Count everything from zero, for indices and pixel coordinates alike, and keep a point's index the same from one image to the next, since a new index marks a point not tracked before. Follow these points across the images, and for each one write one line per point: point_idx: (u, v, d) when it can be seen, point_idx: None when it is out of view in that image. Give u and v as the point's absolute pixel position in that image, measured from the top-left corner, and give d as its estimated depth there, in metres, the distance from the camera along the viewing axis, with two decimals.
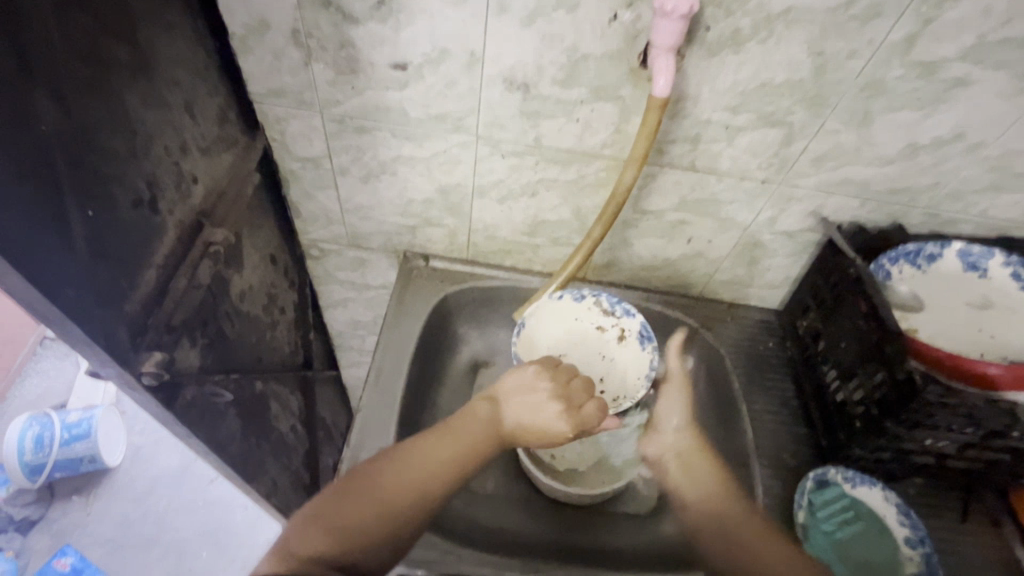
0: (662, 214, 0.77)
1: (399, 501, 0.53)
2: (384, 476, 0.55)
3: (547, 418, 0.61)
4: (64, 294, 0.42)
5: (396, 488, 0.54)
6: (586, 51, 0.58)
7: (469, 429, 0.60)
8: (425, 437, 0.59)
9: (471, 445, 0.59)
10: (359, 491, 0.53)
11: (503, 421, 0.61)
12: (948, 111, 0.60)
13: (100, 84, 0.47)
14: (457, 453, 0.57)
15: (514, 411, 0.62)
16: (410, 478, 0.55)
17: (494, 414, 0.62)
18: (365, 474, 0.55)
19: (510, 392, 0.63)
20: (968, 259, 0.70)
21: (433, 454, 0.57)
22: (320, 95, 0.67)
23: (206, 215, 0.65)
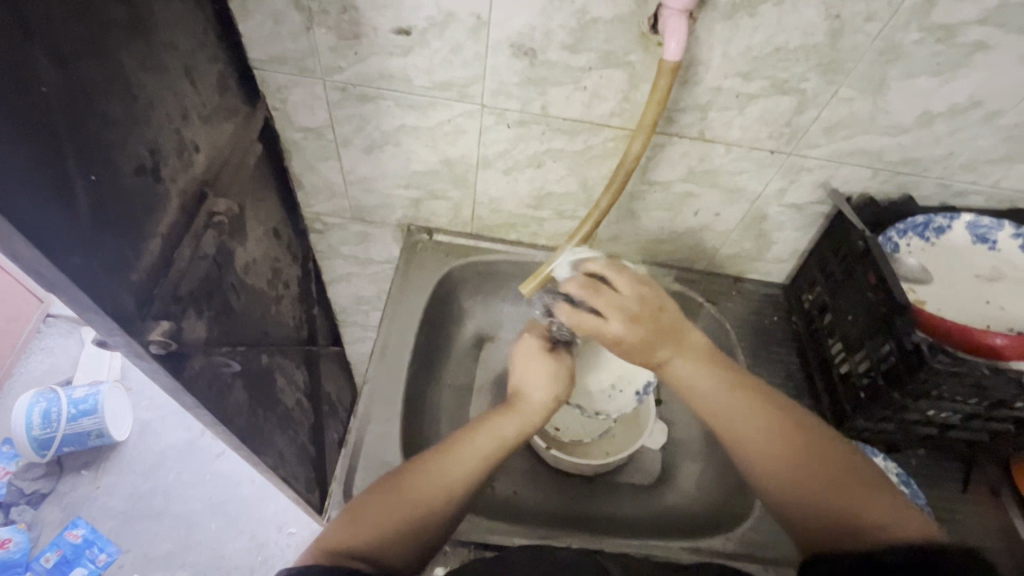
0: (669, 185, 0.75)
1: (432, 509, 0.53)
2: (412, 483, 0.54)
3: (546, 388, 0.64)
4: (71, 261, 0.42)
5: (429, 495, 0.53)
6: (596, 14, 0.57)
7: (495, 436, 0.59)
8: (455, 440, 0.58)
9: (498, 449, 0.58)
10: (395, 498, 0.52)
11: (534, 420, 0.63)
12: (965, 77, 0.59)
13: (97, 47, 0.45)
14: (485, 457, 0.57)
15: (531, 388, 0.64)
16: (440, 484, 0.54)
17: (523, 412, 0.62)
18: (396, 480, 0.54)
19: (539, 377, 0.65)
20: (978, 232, 0.70)
21: (462, 462, 0.56)
22: (322, 62, 0.65)
23: (209, 184, 0.64)
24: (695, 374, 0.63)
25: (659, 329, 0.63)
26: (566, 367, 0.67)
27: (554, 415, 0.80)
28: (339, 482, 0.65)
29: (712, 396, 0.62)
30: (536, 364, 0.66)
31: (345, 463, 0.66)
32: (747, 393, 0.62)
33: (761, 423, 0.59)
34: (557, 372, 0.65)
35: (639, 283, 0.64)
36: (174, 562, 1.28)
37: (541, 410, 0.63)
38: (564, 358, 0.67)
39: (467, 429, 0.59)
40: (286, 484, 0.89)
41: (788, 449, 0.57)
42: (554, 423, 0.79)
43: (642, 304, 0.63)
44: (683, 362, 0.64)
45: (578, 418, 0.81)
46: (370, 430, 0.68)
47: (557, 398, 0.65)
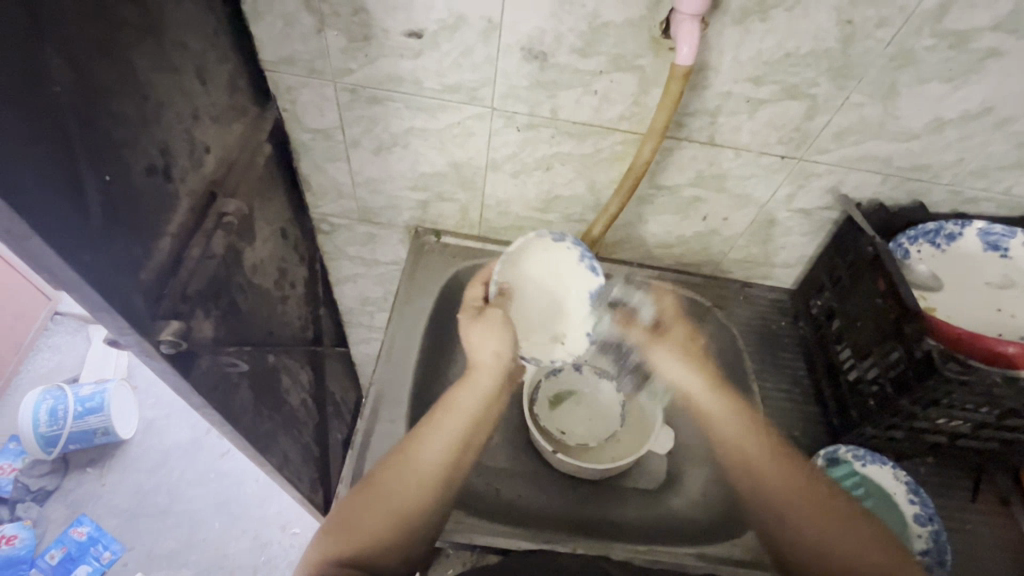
0: (677, 189, 0.75)
1: (412, 505, 0.54)
2: (387, 481, 0.55)
3: (492, 348, 0.65)
4: (83, 260, 0.42)
5: (406, 492, 0.54)
6: (607, 18, 0.57)
7: (458, 412, 0.61)
8: (417, 430, 0.59)
9: (463, 429, 0.60)
10: (374, 503, 0.53)
11: (488, 390, 0.64)
12: (978, 83, 0.58)
13: (111, 48, 0.46)
14: (453, 440, 0.59)
15: (478, 349, 0.65)
16: (414, 479, 0.55)
17: (480, 386, 0.64)
18: (370, 483, 0.55)
19: (483, 346, 0.65)
20: (990, 239, 0.69)
21: (430, 450, 0.57)
22: (332, 64, 0.66)
23: (218, 184, 0.64)
24: (723, 420, 0.67)
25: (711, 379, 0.71)
26: (504, 326, 0.67)
27: (559, 419, 0.80)
28: (345, 483, 0.65)
29: (743, 437, 0.64)
30: (476, 329, 0.66)
31: (352, 465, 0.66)
32: (782, 456, 0.62)
33: (779, 466, 0.61)
34: (497, 333, 0.66)
35: (693, 347, 0.75)
36: (177, 561, 1.28)
37: (495, 381, 0.64)
38: (496, 313, 0.67)
39: (428, 418, 0.60)
40: (290, 484, 0.89)
41: (806, 491, 0.58)
42: (559, 427, 0.79)
43: (689, 358, 0.74)
44: (727, 406, 0.68)
45: (584, 421, 0.80)
46: (376, 432, 0.68)
47: (500, 353, 0.65)
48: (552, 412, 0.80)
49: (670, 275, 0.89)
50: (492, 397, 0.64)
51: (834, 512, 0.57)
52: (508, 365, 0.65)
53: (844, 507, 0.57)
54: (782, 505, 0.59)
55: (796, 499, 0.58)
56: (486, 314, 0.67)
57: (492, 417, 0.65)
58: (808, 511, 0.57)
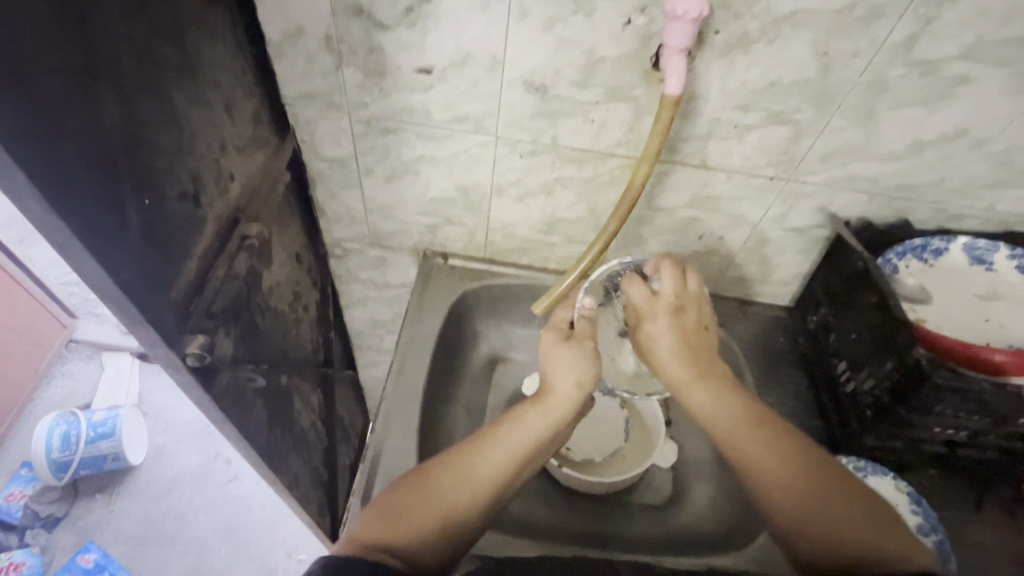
0: (674, 210, 0.79)
1: (462, 510, 0.54)
2: (442, 480, 0.55)
3: (582, 376, 0.64)
4: (122, 276, 0.46)
5: (459, 497, 0.54)
6: (602, 54, 0.62)
7: (523, 430, 0.60)
8: (484, 440, 0.59)
9: (526, 451, 0.59)
10: (427, 500, 0.53)
11: (561, 417, 0.63)
12: (951, 107, 0.62)
13: (153, 86, 0.51)
14: (512, 461, 0.58)
15: (559, 375, 0.64)
16: (470, 487, 0.55)
17: (550, 411, 0.62)
18: (426, 478, 0.55)
19: (563, 372, 0.64)
20: (975, 253, 0.72)
21: (490, 463, 0.57)
22: (349, 98, 0.71)
23: (241, 210, 0.69)
24: (698, 392, 0.64)
25: (700, 368, 0.64)
26: (591, 358, 0.65)
27: (565, 435, 0.82)
28: (357, 495, 0.67)
29: (719, 420, 0.62)
30: (560, 356, 0.65)
31: (364, 477, 0.68)
32: (757, 424, 0.61)
33: (764, 439, 0.60)
34: (580, 363, 0.64)
35: (693, 329, 0.67)
36: None
37: (567, 405, 0.63)
38: (583, 343, 0.66)
39: (492, 430, 0.60)
40: (300, 504, 0.91)
41: (784, 462, 0.58)
42: (566, 442, 0.81)
43: (694, 347, 0.66)
44: (709, 394, 0.63)
45: (589, 437, 0.82)
46: (387, 446, 0.71)
47: (582, 384, 0.64)
48: None
49: None
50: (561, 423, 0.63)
51: (820, 481, 0.57)
52: (589, 395, 0.64)
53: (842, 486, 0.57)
54: (763, 471, 0.58)
55: (778, 471, 0.58)
56: (575, 337, 0.67)
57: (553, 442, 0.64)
58: (799, 485, 0.57)
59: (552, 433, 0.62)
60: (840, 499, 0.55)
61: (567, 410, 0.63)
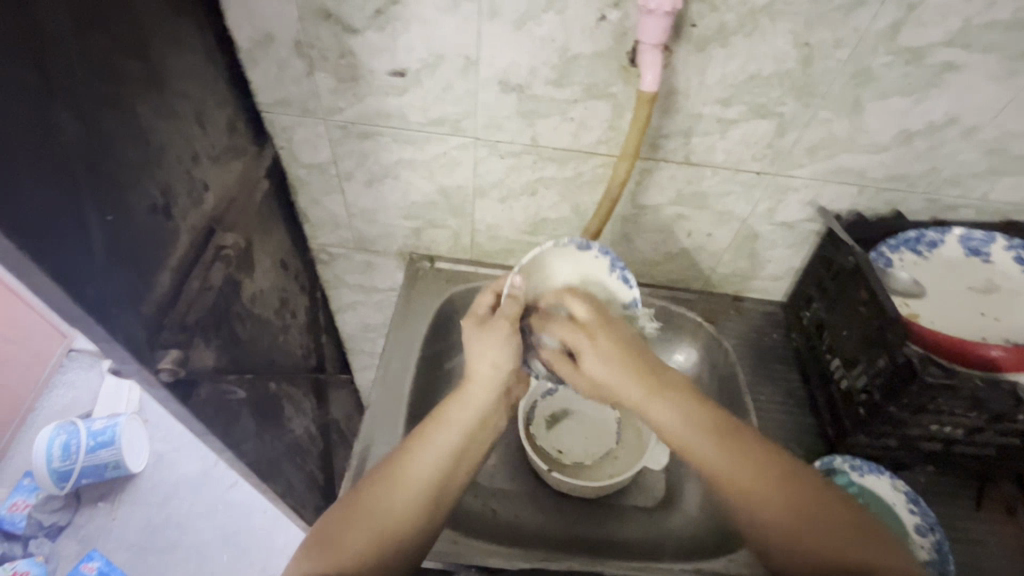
0: (660, 208, 0.78)
1: (399, 518, 0.53)
2: (374, 494, 0.54)
3: (495, 357, 0.62)
4: (86, 295, 0.45)
5: (393, 508, 0.53)
6: (577, 51, 0.60)
7: (450, 424, 0.59)
8: (411, 443, 0.58)
9: (457, 443, 0.58)
10: (360, 517, 0.52)
11: (483, 403, 0.61)
12: (939, 96, 0.60)
13: (115, 100, 0.50)
14: (444, 455, 0.57)
15: (479, 357, 0.62)
16: (403, 496, 0.54)
17: (473, 399, 0.61)
18: (358, 495, 0.54)
19: (480, 356, 0.62)
20: (970, 245, 0.70)
21: (421, 465, 0.56)
22: (323, 103, 0.70)
23: (218, 220, 0.68)
24: (657, 407, 0.57)
25: (642, 372, 0.59)
26: (507, 337, 0.62)
27: (556, 438, 0.81)
28: None
29: (673, 426, 0.56)
30: (478, 338, 0.62)
31: (347, 486, 0.67)
32: (724, 438, 0.55)
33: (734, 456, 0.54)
34: (492, 343, 0.62)
35: (619, 333, 0.62)
36: None
37: (490, 392, 0.61)
38: (499, 324, 0.63)
39: (419, 430, 0.59)
40: (294, 512, 0.91)
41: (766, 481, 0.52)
42: (556, 446, 0.80)
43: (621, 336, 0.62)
44: (662, 405, 0.57)
45: (580, 440, 0.81)
46: (372, 454, 0.70)
47: (496, 365, 0.61)
48: (548, 431, 0.81)
49: (661, 291, 0.90)
50: (487, 409, 0.61)
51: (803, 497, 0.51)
52: (506, 375, 0.62)
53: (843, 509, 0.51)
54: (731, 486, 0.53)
55: (777, 511, 0.51)
56: (486, 322, 0.63)
57: (490, 427, 0.62)
58: (780, 510, 0.51)
59: (481, 419, 0.61)
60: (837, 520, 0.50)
61: (491, 392, 0.62)
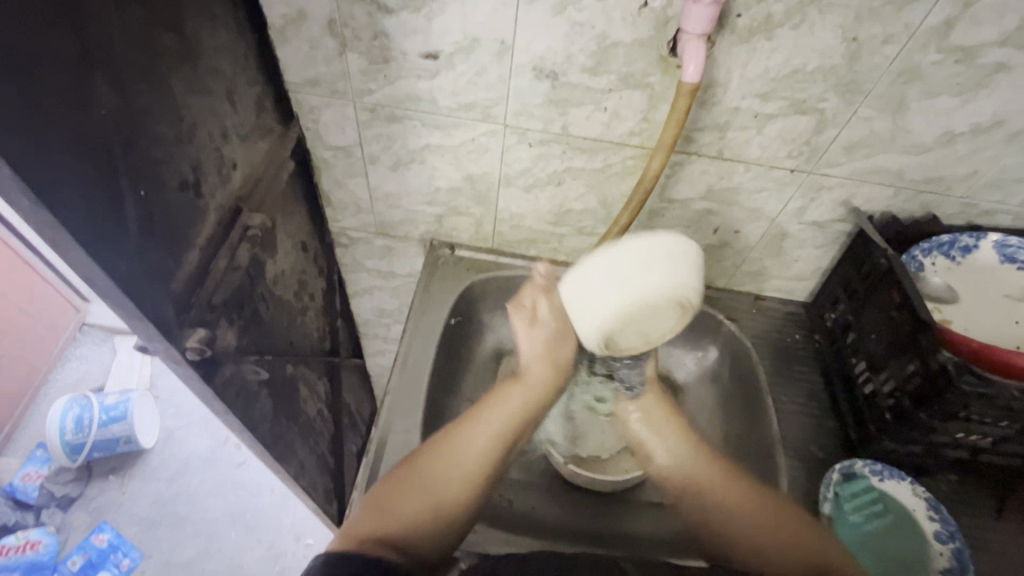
0: (688, 202, 0.76)
1: (457, 491, 0.55)
2: (433, 464, 0.56)
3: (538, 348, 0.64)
4: (121, 272, 0.45)
5: (453, 480, 0.55)
6: (617, 38, 0.59)
7: (503, 406, 0.61)
8: (468, 419, 0.60)
9: (510, 424, 0.61)
10: (416, 486, 0.54)
11: (540, 387, 0.64)
12: (986, 98, 0.59)
13: (149, 72, 0.49)
14: (498, 435, 0.59)
15: (524, 347, 0.64)
16: (462, 466, 0.56)
17: (529, 382, 0.64)
18: (414, 464, 0.56)
19: (526, 342, 0.64)
20: (1006, 251, 0.69)
21: (477, 441, 0.58)
22: (353, 85, 0.69)
23: (244, 199, 0.67)
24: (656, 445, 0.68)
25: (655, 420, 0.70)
26: (564, 331, 0.64)
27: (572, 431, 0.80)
28: (360, 489, 0.66)
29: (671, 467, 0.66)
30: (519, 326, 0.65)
31: (367, 471, 0.67)
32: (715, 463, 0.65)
33: (716, 478, 0.64)
34: (541, 333, 0.64)
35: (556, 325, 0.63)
36: (194, 569, 1.30)
37: (547, 370, 0.63)
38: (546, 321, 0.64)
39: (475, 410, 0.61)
40: (307, 493, 0.91)
41: (741, 496, 0.62)
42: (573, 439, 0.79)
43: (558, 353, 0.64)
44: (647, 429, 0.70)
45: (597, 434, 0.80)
46: (391, 441, 0.70)
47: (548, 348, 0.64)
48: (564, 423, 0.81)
49: None
50: (541, 397, 0.64)
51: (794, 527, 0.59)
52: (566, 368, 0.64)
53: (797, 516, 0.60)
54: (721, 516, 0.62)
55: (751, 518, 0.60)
56: (538, 318, 0.64)
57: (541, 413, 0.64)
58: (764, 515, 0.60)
59: (532, 404, 0.63)
60: (774, 519, 0.60)
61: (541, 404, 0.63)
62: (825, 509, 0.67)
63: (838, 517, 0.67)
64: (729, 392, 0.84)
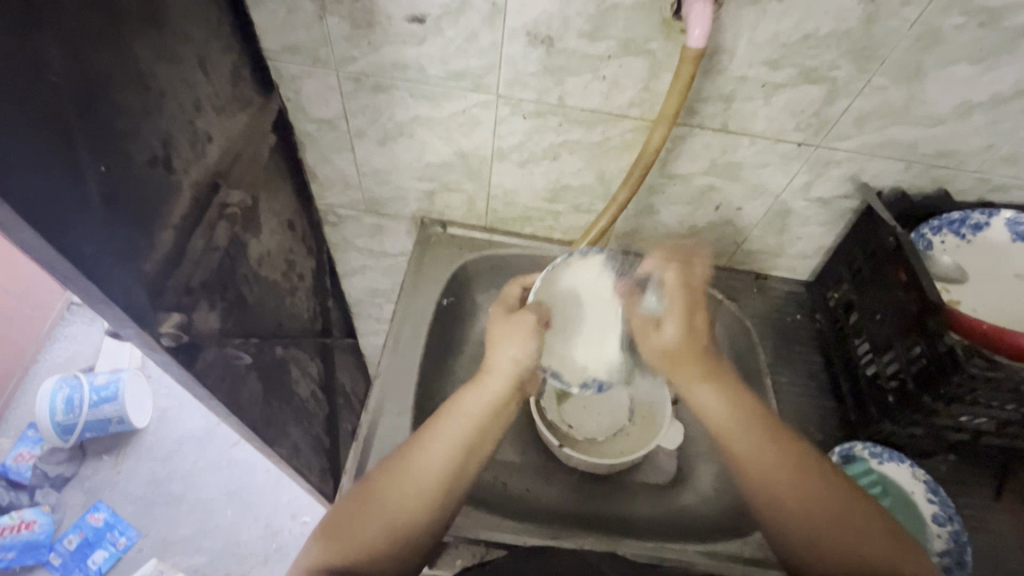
0: (690, 178, 0.73)
1: (410, 512, 0.52)
2: (387, 485, 0.53)
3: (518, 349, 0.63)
4: (84, 255, 0.42)
5: (405, 499, 0.52)
6: (616, 0, 0.55)
7: (462, 415, 0.58)
8: (418, 439, 0.56)
9: (466, 435, 0.57)
10: (370, 509, 0.52)
11: (499, 394, 0.60)
12: (1009, 65, 0.55)
13: (108, 36, 0.45)
14: (455, 446, 0.55)
15: (498, 351, 0.63)
16: (415, 483, 0.53)
17: (487, 389, 0.60)
18: (369, 485, 0.53)
19: (500, 350, 0.63)
20: (1018, 230, 0.66)
21: (431, 456, 0.54)
22: (335, 52, 0.64)
23: (222, 175, 0.64)
24: (709, 393, 0.61)
25: (701, 356, 0.63)
26: (530, 331, 0.64)
27: (568, 413, 0.78)
28: (349, 475, 0.64)
29: (727, 417, 0.59)
30: (506, 327, 0.64)
31: (357, 457, 0.65)
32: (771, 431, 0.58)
33: (772, 445, 0.56)
34: (516, 338, 0.63)
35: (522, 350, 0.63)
36: (191, 547, 1.30)
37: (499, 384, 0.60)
38: (526, 317, 0.65)
39: (429, 424, 0.57)
40: (300, 475, 0.90)
41: (785, 462, 0.55)
42: (567, 421, 0.78)
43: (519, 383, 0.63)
44: (709, 390, 0.61)
45: (593, 417, 0.79)
46: (382, 425, 0.68)
47: (516, 359, 0.62)
48: (560, 406, 0.79)
49: None
50: (501, 400, 0.60)
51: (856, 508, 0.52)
52: (525, 369, 0.62)
53: (871, 511, 0.52)
54: (772, 495, 0.54)
55: (808, 497, 0.53)
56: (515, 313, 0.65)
57: (502, 419, 0.60)
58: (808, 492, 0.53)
59: (492, 411, 0.59)
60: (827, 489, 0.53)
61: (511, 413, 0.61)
62: None
63: None
64: (728, 374, 0.82)
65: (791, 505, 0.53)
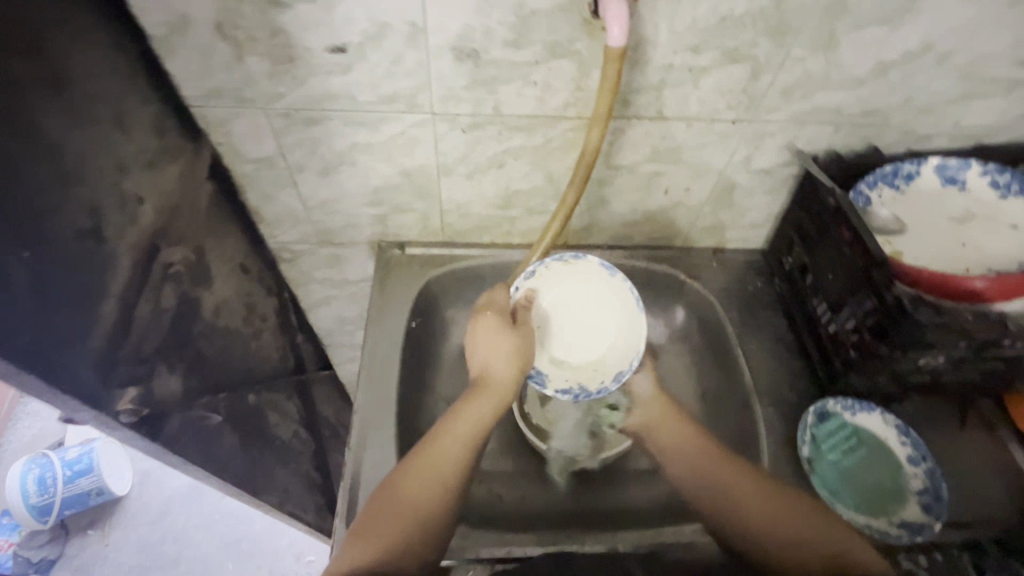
0: (635, 167, 0.74)
1: (432, 507, 0.56)
2: (409, 482, 0.57)
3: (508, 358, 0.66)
4: (15, 345, 0.40)
5: (426, 492, 0.56)
6: (534, 6, 0.55)
7: (469, 416, 0.63)
8: (433, 436, 0.61)
9: (474, 435, 0.62)
10: (395, 506, 0.55)
11: (498, 396, 0.65)
12: (914, 22, 0.58)
13: (10, 114, 0.42)
14: (467, 443, 0.61)
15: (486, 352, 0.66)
16: (435, 477, 0.58)
17: (488, 394, 0.65)
18: (390, 485, 0.57)
19: (495, 353, 0.66)
20: (947, 174, 0.70)
21: (447, 451, 0.59)
22: (259, 90, 0.63)
23: (161, 233, 0.62)
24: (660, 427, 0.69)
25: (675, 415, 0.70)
26: (519, 337, 0.68)
27: (551, 414, 0.79)
28: (340, 516, 0.63)
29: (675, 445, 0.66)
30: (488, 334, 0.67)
31: (346, 493, 0.65)
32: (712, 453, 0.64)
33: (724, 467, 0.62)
34: (508, 339, 0.67)
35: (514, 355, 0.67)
36: None
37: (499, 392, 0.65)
38: (516, 329, 0.68)
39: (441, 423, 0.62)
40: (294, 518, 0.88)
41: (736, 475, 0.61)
42: (552, 422, 0.78)
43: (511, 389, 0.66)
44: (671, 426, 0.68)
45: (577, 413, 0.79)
46: (366, 460, 0.67)
47: (518, 363, 0.67)
48: (542, 408, 0.79)
49: (640, 253, 0.87)
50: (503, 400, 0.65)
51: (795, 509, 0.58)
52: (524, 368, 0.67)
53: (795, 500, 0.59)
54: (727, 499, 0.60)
55: (759, 508, 0.59)
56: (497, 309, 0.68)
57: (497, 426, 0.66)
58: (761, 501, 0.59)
59: (495, 410, 0.64)
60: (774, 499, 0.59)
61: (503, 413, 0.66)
62: (806, 453, 0.69)
63: (818, 458, 0.69)
64: (701, 351, 0.84)
65: (738, 506, 0.59)
